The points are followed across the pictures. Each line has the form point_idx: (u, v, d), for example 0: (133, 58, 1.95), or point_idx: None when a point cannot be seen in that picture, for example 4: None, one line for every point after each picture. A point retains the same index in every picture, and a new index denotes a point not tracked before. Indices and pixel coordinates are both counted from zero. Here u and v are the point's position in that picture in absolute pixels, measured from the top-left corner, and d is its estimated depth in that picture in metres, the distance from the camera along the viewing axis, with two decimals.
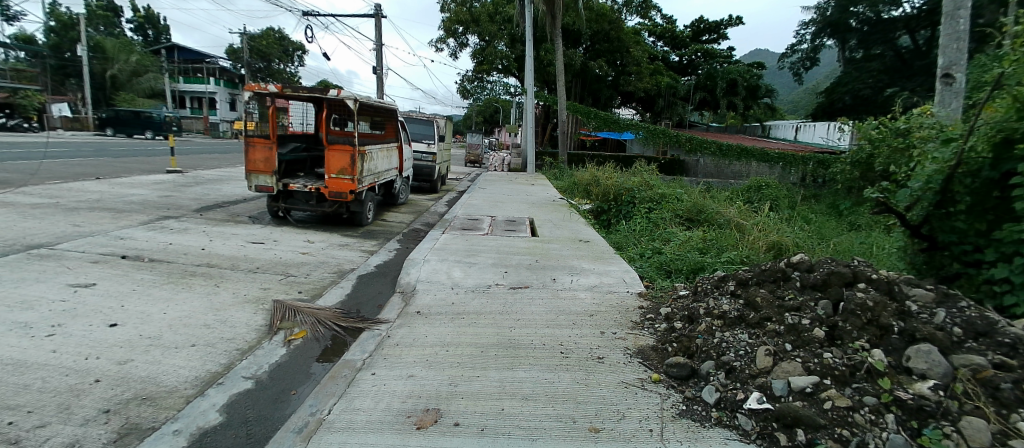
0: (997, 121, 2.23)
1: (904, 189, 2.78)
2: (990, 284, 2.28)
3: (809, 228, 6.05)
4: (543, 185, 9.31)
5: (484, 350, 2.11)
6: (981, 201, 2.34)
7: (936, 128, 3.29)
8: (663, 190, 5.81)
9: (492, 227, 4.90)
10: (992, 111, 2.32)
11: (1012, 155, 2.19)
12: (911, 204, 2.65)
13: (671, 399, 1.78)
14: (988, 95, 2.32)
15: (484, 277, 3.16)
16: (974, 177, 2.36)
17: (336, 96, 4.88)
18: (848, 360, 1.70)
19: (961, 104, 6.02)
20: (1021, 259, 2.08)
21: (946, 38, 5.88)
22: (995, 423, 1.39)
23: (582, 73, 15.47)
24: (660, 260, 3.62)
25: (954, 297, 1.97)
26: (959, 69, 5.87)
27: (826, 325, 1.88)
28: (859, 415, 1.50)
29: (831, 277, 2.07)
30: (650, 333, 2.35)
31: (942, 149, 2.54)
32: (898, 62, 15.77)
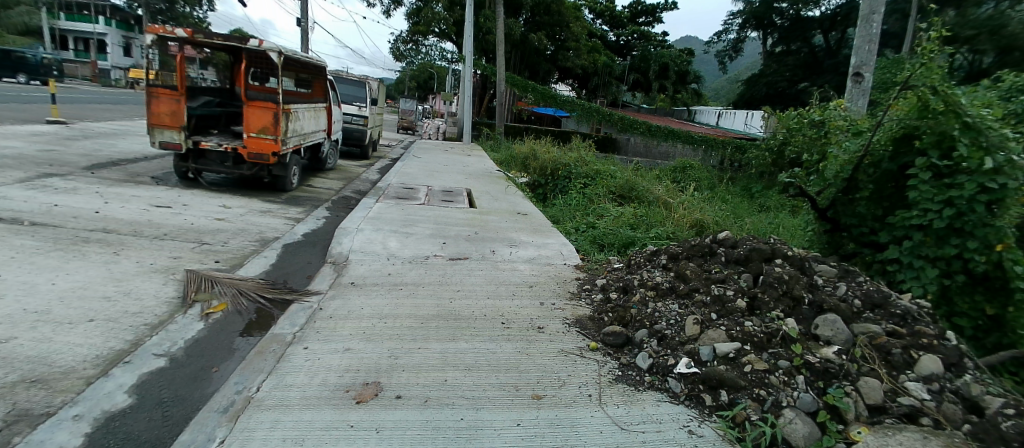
0: (901, 118, 2.56)
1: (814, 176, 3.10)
2: (880, 263, 2.62)
3: (726, 208, 6.53)
4: (480, 156, 9.21)
5: (424, 322, 2.07)
6: (880, 189, 2.70)
7: (847, 123, 3.61)
8: (598, 166, 5.97)
9: (428, 197, 4.76)
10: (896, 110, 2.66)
11: (910, 149, 2.55)
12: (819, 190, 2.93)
13: (608, 365, 1.86)
14: (895, 96, 2.65)
15: (422, 248, 3.09)
16: (875, 168, 2.71)
17: (257, 46, 4.42)
18: (766, 328, 1.88)
19: (865, 101, 6.68)
20: (910, 241, 2.43)
21: (860, 40, 6.45)
22: (886, 383, 1.66)
23: (521, 44, 15.31)
24: (595, 235, 3.73)
25: (852, 273, 2.25)
26: (867, 68, 6.48)
27: (748, 296, 2.06)
28: (774, 376, 1.68)
29: (753, 253, 2.27)
30: (587, 303, 2.43)
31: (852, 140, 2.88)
32: (811, 59, 17.19)
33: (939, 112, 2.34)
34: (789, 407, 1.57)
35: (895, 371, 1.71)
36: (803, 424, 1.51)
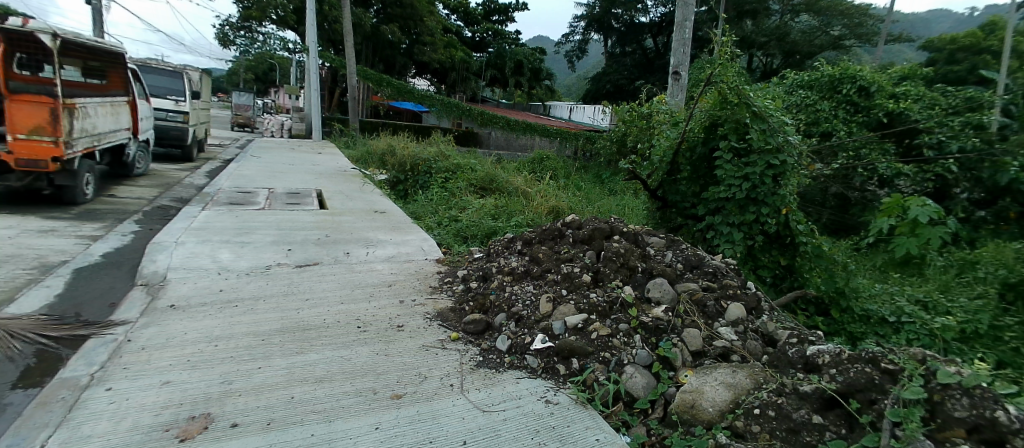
0: (711, 110, 3.27)
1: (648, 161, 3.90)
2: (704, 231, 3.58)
3: (580, 194, 7.08)
4: (333, 154, 8.62)
5: (265, 338, 1.87)
6: (697, 169, 3.64)
7: (669, 115, 4.15)
8: (458, 161, 6.01)
9: (271, 201, 4.31)
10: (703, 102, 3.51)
11: (714, 135, 3.48)
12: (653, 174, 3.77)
13: (469, 353, 1.90)
14: (701, 92, 3.49)
15: (264, 258, 2.78)
16: (690, 151, 3.60)
17: (17, 26, 3.52)
18: (608, 297, 2.11)
19: (684, 96, 7.77)
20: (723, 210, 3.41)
21: (678, 43, 7.45)
22: (705, 330, 2.03)
23: (373, 36, 14.68)
24: (457, 228, 3.75)
25: (675, 242, 2.63)
26: (683, 69, 7.54)
27: (592, 271, 2.28)
28: (616, 339, 1.91)
29: (595, 231, 2.52)
30: (448, 295, 2.43)
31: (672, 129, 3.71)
32: (644, 60, 19.45)
33: (736, 104, 3.07)
34: (629, 364, 1.82)
35: (710, 320, 2.08)
36: (642, 377, 1.78)
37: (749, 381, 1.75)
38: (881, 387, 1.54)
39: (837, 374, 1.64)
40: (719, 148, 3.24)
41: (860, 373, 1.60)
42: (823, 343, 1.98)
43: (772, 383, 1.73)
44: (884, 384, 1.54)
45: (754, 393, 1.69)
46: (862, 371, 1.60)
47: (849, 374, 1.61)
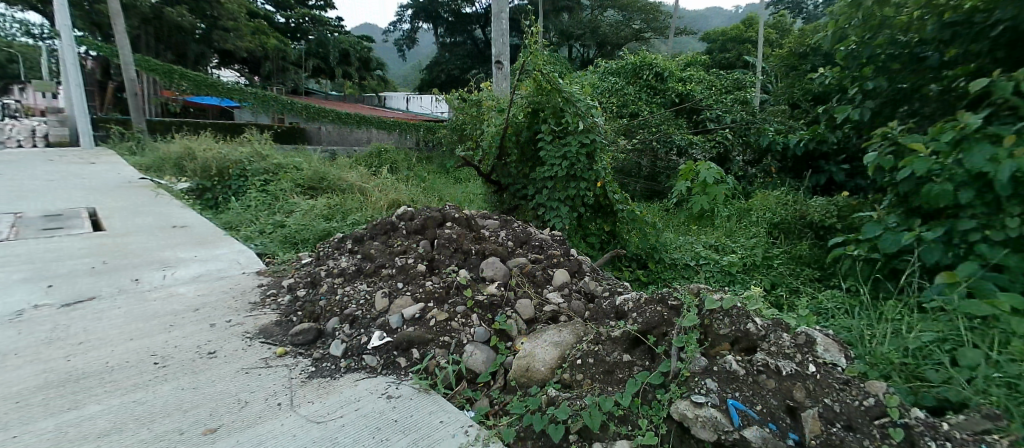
0: (531, 97, 4.06)
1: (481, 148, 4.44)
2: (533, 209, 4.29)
3: (422, 185, 7.06)
4: (115, 164, 7.09)
5: (21, 399, 1.51)
6: (524, 152, 4.31)
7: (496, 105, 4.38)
8: (280, 160, 5.47)
9: (19, 229, 3.38)
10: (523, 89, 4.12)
11: (536, 121, 4.16)
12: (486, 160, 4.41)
13: (299, 366, 1.83)
14: (521, 80, 4.04)
15: (10, 300, 2.19)
16: (516, 136, 4.24)
17: None
18: (445, 282, 2.23)
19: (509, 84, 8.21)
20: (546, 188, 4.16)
21: (496, 33, 7.83)
22: (535, 298, 2.27)
23: (157, 20, 12.37)
24: (284, 233, 3.44)
25: (504, 223, 2.93)
26: (504, 58, 7.92)
27: (428, 260, 2.41)
28: (455, 321, 2.04)
29: (427, 221, 2.67)
30: (273, 309, 2.27)
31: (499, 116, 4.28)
32: (475, 50, 20.01)
33: (549, 90, 3.90)
34: (469, 342, 1.96)
35: (542, 287, 2.35)
36: (481, 352, 1.93)
37: (572, 337, 1.99)
38: (669, 320, 1.86)
39: (637, 316, 1.94)
40: (541, 131, 4.12)
41: (653, 312, 1.91)
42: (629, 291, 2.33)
43: (590, 334, 1.98)
44: (670, 318, 1.86)
45: (576, 346, 1.93)
46: (655, 310, 1.91)
47: (646, 315, 1.91)
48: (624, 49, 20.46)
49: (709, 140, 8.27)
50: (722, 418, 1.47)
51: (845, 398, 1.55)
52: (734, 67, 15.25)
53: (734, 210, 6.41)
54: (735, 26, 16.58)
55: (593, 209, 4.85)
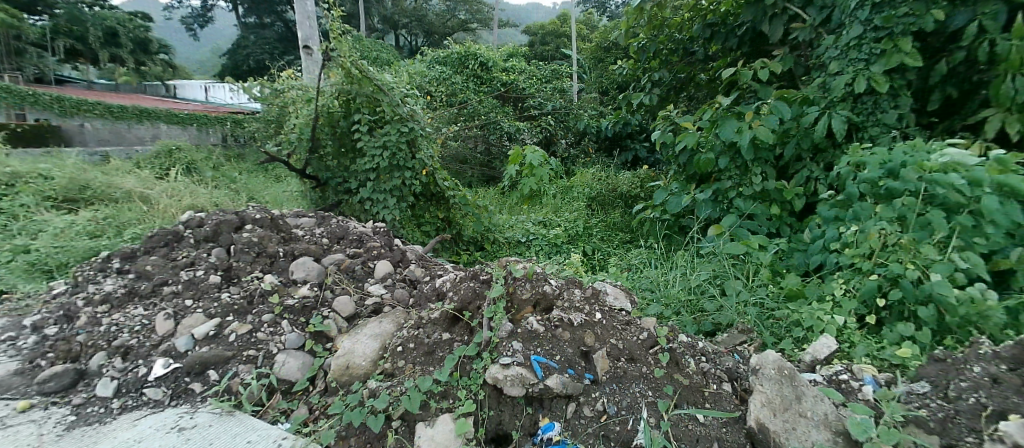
0: (339, 84, 4.37)
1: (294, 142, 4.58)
2: (359, 202, 4.67)
3: (234, 187, 6.32)
4: None
5: None
6: (342, 143, 4.68)
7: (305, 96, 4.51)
8: (14, 165, 4.23)
9: None
10: (333, 77, 4.44)
11: (350, 113, 4.53)
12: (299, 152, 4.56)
13: (55, 417, 1.79)
14: (333, 69, 4.35)
15: None
16: (331, 126, 4.57)
17: None
18: (244, 292, 2.33)
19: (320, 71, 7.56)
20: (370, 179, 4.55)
21: (300, 16, 7.19)
22: (354, 293, 2.45)
23: None
24: (27, 263, 2.86)
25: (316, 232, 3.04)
26: (313, 43, 7.32)
27: (223, 269, 2.45)
28: (261, 332, 2.13)
29: (221, 226, 2.72)
30: (9, 355, 2.08)
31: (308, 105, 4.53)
32: (288, 34, 18.33)
33: (361, 79, 4.34)
34: (280, 351, 2.06)
35: (362, 282, 2.54)
36: (296, 360, 2.03)
37: (392, 326, 2.16)
38: (480, 294, 2.09)
39: (454, 295, 2.15)
40: (358, 124, 4.52)
41: (468, 288, 2.14)
42: (447, 273, 2.63)
43: (411, 320, 2.13)
44: (481, 291, 2.11)
45: (395, 335, 2.09)
46: (471, 287, 2.14)
47: (462, 293, 2.12)
48: (452, 39, 20.70)
49: (536, 126, 9.05)
50: (528, 373, 1.72)
51: (626, 336, 1.96)
52: (553, 59, 16.65)
53: (559, 187, 7.04)
54: (552, 21, 18.04)
55: (425, 197, 4.92)
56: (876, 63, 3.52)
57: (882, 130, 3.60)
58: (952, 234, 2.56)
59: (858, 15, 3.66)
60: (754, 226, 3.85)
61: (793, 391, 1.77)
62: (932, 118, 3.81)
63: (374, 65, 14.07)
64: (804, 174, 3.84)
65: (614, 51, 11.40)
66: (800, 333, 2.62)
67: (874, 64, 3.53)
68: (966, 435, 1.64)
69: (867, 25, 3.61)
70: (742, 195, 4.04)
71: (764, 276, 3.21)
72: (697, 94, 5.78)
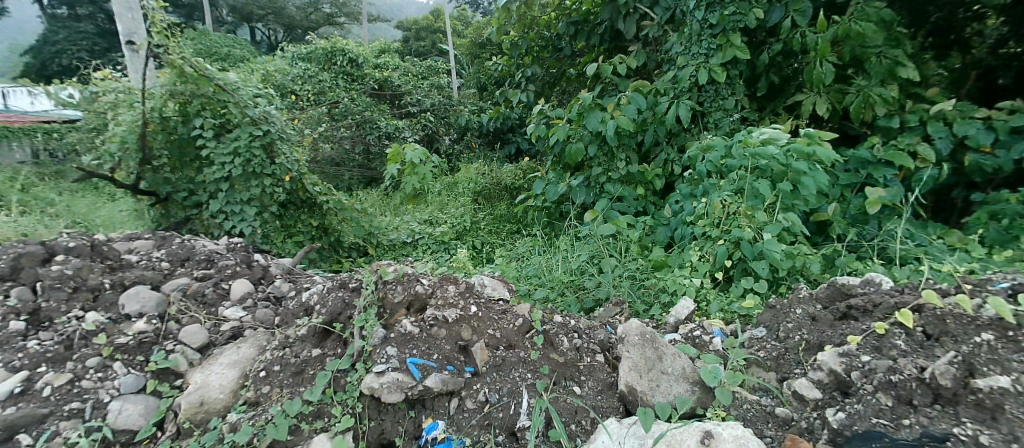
0: (169, 84, 3.99)
1: (119, 154, 4.03)
2: (212, 217, 4.21)
3: (50, 211, 5.26)
4: None
5: None
6: (183, 155, 4.19)
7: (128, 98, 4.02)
8: None
9: None
10: (163, 75, 4.03)
11: (189, 118, 4.09)
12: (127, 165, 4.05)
13: None
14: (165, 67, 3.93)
15: None
16: (166, 134, 4.06)
17: None
18: (60, 336, 2.01)
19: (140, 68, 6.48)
20: (220, 193, 4.12)
21: (120, 7, 6.14)
22: (206, 320, 2.32)
23: None
24: None
25: (151, 255, 2.86)
26: (138, 38, 6.32)
27: (27, 313, 2.09)
28: (87, 380, 1.86)
29: (22, 260, 2.30)
30: None
31: (132, 109, 4.01)
32: (112, 27, 15.69)
33: (197, 79, 3.94)
34: (112, 400, 1.81)
35: (214, 306, 2.44)
36: (136, 404, 1.82)
37: (253, 350, 2.10)
38: (350, 304, 2.12)
39: (322, 308, 2.16)
40: (199, 129, 4.07)
41: (336, 299, 2.16)
42: (313, 286, 2.66)
43: (274, 341, 2.09)
44: (351, 300, 2.13)
45: (258, 359, 2.03)
46: (338, 299, 2.15)
47: (330, 306, 2.12)
48: (317, 34, 19.35)
49: (415, 123, 8.88)
50: (404, 377, 1.74)
51: (503, 325, 2.02)
52: (429, 55, 16.45)
53: (443, 184, 7.00)
54: (425, 17, 17.79)
55: (295, 204, 4.56)
56: (714, 56, 4.04)
57: (722, 115, 4.16)
58: (776, 200, 3.05)
59: (696, 15, 4.15)
60: (623, 207, 4.20)
61: (655, 353, 1.96)
62: (760, 103, 4.50)
63: (227, 63, 12.59)
64: (662, 158, 4.30)
65: (489, 47, 11.59)
66: (666, 297, 2.93)
67: (713, 58, 4.05)
68: (796, 368, 1.95)
69: (704, 23, 4.11)
70: (612, 179, 4.39)
71: (634, 251, 3.56)
72: (568, 87, 6.12)
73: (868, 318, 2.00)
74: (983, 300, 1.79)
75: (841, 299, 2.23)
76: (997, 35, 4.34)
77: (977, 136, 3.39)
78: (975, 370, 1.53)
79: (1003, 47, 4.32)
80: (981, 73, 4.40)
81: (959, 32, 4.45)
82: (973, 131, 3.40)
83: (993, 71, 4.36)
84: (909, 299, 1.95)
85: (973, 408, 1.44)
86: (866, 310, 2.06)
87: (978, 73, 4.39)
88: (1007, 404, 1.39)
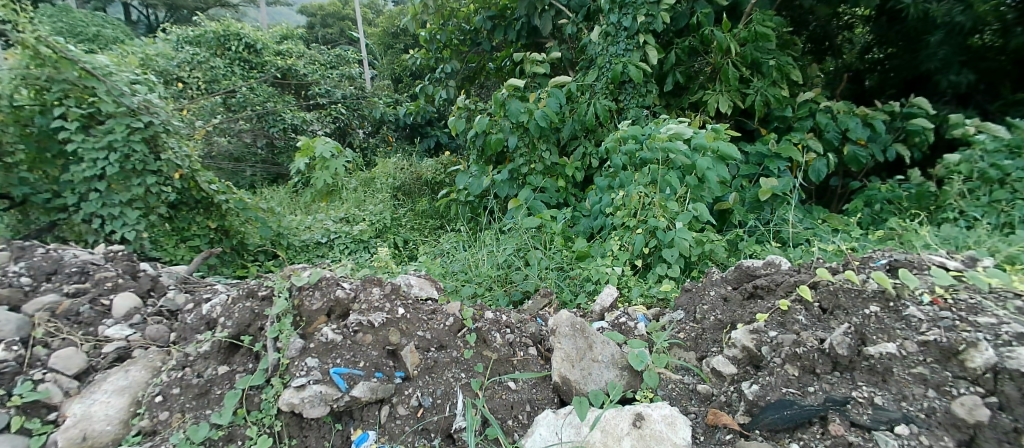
0: (20, 67, 3.36)
1: None
2: (84, 223, 3.64)
3: None
4: None
5: None
6: (42, 151, 3.55)
7: None
8: None
9: None
10: (11, 56, 3.40)
11: (48, 107, 3.47)
12: None
13: None
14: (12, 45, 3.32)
15: None
16: (17, 127, 3.43)
17: None
18: None
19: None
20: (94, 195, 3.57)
21: None
22: (84, 342, 2.07)
23: None
24: None
25: (5, 268, 2.48)
26: None
27: None
28: None
29: None
30: None
31: None
32: None
33: (56, 61, 3.37)
34: None
35: (94, 325, 2.17)
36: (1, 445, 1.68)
37: (146, 373, 1.89)
38: (262, 314, 1.93)
39: (227, 320, 1.93)
40: (61, 120, 3.48)
41: (244, 310, 1.95)
42: (215, 296, 2.39)
43: (171, 361, 1.89)
44: (261, 311, 1.94)
45: (152, 383, 1.84)
46: (245, 308, 1.96)
47: (236, 317, 1.93)
48: (207, 16, 17.47)
49: (325, 115, 8.35)
50: (329, 389, 1.62)
51: (433, 325, 1.95)
52: (337, 43, 15.52)
53: (360, 180, 6.63)
54: (332, 2, 16.76)
55: (187, 204, 4.08)
56: (631, 55, 4.19)
57: (637, 110, 4.34)
58: (686, 191, 3.26)
59: (610, 15, 4.29)
60: (546, 198, 4.26)
61: (586, 342, 1.97)
62: (668, 99, 4.78)
63: (93, 43, 10.93)
64: (582, 151, 4.41)
65: (403, 36, 11.15)
66: (590, 286, 3.01)
67: (628, 56, 4.21)
68: (712, 346, 2.10)
69: (619, 24, 4.26)
70: (534, 173, 4.43)
71: (558, 243, 3.61)
72: (487, 81, 6.06)
73: (771, 296, 2.21)
74: (867, 274, 2.05)
75: (748, 280, 2.44)
76: (863, 43, 4.96)
77: (856, 130, 3.90)
78: (867, 339, 1.77)
79: (868, 53, 4.97)
80: (852, 75, 5.08)
81: (833, 39, 5.08)
82: (853, 126, 3.91)
83: (861, 73, 5.03)
84: (805, 277, 2.18)
85: (867, 373, 1.68)
86: (770, 289, 2.26)
87: (849, 75, 5.05)
88: (895, 367, 1.65)
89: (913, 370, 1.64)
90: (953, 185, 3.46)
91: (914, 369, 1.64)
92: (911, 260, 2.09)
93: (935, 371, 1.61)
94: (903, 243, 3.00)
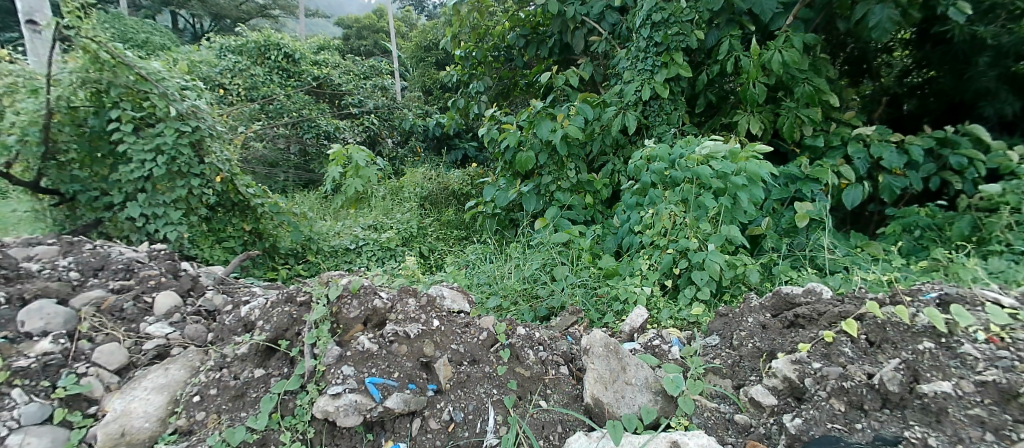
0: (81, 71, 3.53)
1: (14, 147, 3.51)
2: (126, 220, 3.78)
3: None
4: None
5: None
6: (94, 150, 3.72)
7: (26, 75, 3.55)
8: None
9: None
10: (72, 60, 3.56)
11: (102, 109, 3.64)
12: (23, 160, 3.57)
13: None
14: (76, 50, 3.48)
15: None
16: (73, 127, 3.61)
17: None
18: None
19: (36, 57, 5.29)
20: (140, 195, 3.72)
21: None
22: (126, 338, 2.13)
23: None
24: None
25: (54, 262, 2.58)
26: (41, 17, 5.32)
27: None
28: None
29: None
30: None
31: (31, 97, 3.51)
32: None
33: (114, 66, 3.53)
34: (12, 433, 1.68)
35: (136, 322, 2.24)
36: (42, 437, 1.70)
37: (184, 372, 1.92)
38: (300, 319, 1.97)
39: (266, 324, 1.98)
40: (114, 121, 3.64)
41: (282, 315, 1.99)
42: (252, 299, 2.44)
43: (209, 362, 1.93)
44: (300, 316, 1.98)
45: (189, 382, 1.88)
46: (284, 312, 2.00)
47: (274, 321, 1.97)
48: (249, 26, 18.21)
49: (357, 124, 8.55)
50: (364, 399, 1.63)
51: (467, 339, 1.96)
52: (372, 55, 15.95)
53: (387, 188, 6.69)
54: (367, 15, 17.29)
55: (223, 207, 4.20)
56: (658, 73, 4.17)
57: (665, 128, 4.29)
58: (718, 212, 3.18)
59: (642, 32, 4.26)
60: (572, 215, 4.23)
61: (619, 363, 1.93)
62: (700, 118, 4.73)
63: (143, 50, 11.46)
64: (610, 168, 4.40)
65: (434, 51, 11.41)
66: (619, 306, 2.94)
67: (657, 74, 4.19)
68: (750, 375, 2.03)
69: (650, 40, 4.24)
70: (561, 188, 4.40)
71: (585, 259, 3.56)
72: (518, 97, 6.12)
73: (814, 327, 2.12)
74: (916, 309, 1.93)
75: (786, 307, 2.35)
76: (902, 66, 4.81)
77: (890, 159, 3.74)
78: (919, 376, 1.68)
79: (907, 76, 4.81)
80: (890, 98, 4.89)
81: (870, 61, 4.85)
82: (887, 154, 3.76)
83: (899, 97, 4.87)
84: (850, 308, 2.09)
85: (920, 412, 1.58)
86: (811, 319, 2.18)
87: (887, 98, 4.88)
88: (950, 407, 1.55)
89: (970, 411, 1.53)
90: (1001, 216, 3.27)
91: (970, 410, 1.53)
92: (963, 294, 1.97)
93: (994, 414, 1.51)
94: (949, 274, 2.86)
